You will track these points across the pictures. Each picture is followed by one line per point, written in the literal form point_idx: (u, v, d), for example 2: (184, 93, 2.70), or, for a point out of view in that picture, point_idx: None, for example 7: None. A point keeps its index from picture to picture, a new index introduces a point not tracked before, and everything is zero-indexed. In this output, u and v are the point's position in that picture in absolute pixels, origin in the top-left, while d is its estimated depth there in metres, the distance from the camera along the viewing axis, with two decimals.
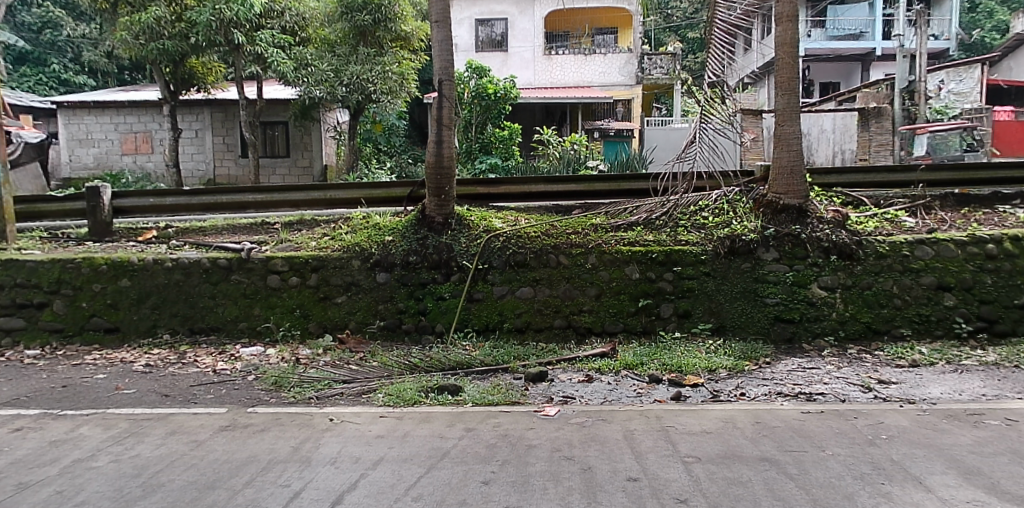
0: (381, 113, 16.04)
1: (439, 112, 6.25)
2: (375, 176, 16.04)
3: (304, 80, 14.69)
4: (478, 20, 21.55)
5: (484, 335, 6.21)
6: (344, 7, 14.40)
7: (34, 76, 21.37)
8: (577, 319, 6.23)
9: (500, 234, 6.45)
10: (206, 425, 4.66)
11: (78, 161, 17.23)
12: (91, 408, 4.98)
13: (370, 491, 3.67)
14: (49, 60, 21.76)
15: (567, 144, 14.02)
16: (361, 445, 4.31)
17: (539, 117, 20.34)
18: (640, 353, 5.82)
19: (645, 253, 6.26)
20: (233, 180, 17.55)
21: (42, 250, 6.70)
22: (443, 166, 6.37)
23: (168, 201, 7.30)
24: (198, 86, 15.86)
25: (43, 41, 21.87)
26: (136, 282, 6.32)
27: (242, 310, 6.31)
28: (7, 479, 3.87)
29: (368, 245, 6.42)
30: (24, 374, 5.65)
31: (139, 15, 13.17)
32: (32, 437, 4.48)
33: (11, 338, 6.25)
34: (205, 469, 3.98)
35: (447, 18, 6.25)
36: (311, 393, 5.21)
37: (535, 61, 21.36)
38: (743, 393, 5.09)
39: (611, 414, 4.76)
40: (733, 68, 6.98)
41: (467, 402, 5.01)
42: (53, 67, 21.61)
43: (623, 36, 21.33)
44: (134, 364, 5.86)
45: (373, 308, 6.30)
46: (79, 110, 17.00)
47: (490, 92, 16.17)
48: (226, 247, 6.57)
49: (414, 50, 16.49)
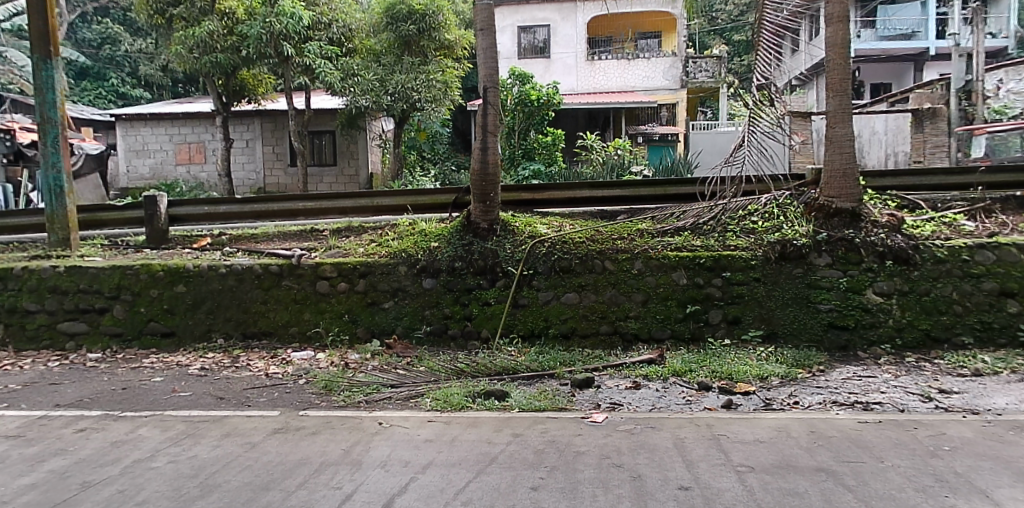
0: (425, 121, 16.18)
1: (484, 119, 6.30)
2: (419, 183, 16.18)
3: (350, 89, 14.84)
4: (520, 27, 21.64)
5: (529, 341, 6.20)
6: (390, 17, 14.80)
7: (94, 90, 22.28)
8: (624, 325, 6.16)
9: (545, 240, 6.43)
10: (259, 427, 4.75)
11: (135, 172, 17.84)
12: (150, 410, 5.13)
13: (421, 495, 3.69)
14: (108, 75, 22.71)
15: (610, 149, 13.91)
16: (410, 449, 4.33)
17: (581, 123, 20.27)
18: (688, 360, 5.73)
19: (693, 258, 6.17)
20: (283, 188, 17.95)
21: (103, 257, 6.93)
22: (488, 172, 6.41)
23: (222, 209, 7.54)
24: (248, 98, 16.31)
25: (102, 56, 22.82)
26: (192, 287, 6.48)
27: (293, 315, 6.43)
28: (73, 478, 4.00)
29: (415, 251, 6.48)
30: (87, 377, 5.86)
31: (193, 30, 13.62)
32: (95, 438, 4.63)
33: (75, 341, 6.49)
34: (260, 470, 4.06)
35: (492, 25, 6.30)
36: (361, 397, 5.27)
37: (578, 67, 21.39)
38: (796, 402, 4.96)
39: (661, 422, 4.69)
40: (782, 70, 6.88)
41: (515, 408, 5.00)
42: (112, 81, 22.52)
43: (666, 40, 21.64)
44: (190, 367, 6.02)
45: (420, 313, 6.34)
46: (136, 121, 17.61)
47: (534, 98, 16.23)
48: (278, 254, 6.71)
49: (458, 58, 16.64)
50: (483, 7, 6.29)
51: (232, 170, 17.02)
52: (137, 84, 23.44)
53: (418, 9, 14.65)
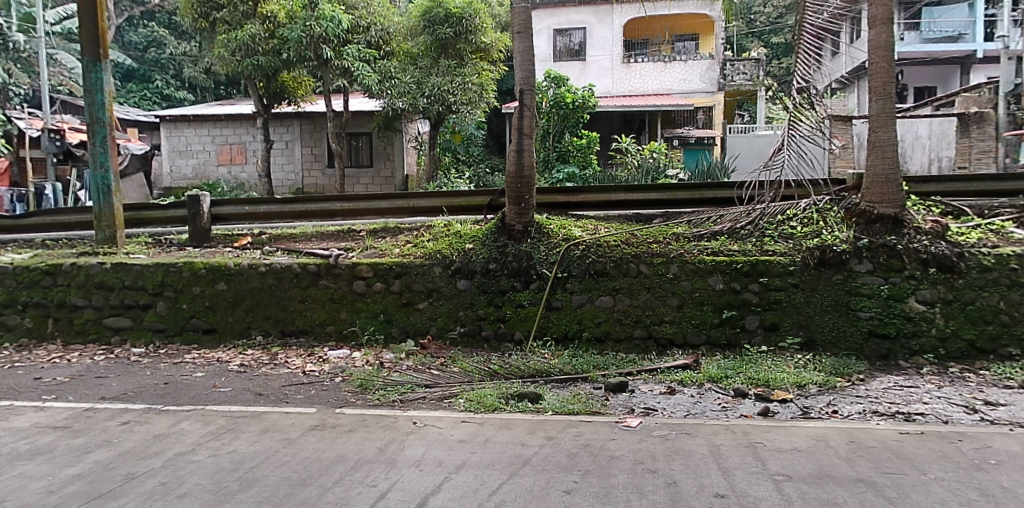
0: (460, 124, 16.22)
1: (520, 122, 6.31)
2: (455, 185, 16.27)
3: (387, 92, 15.02)
4: (556, 30, 21.67)
5: (562, 344, 6.19)
6: (427, 21, 14.87)
7: (140, 91, 22.93)
8: (658, 330, 6.11)
9: (580, 243, 6.43)
10: (297, 424, 4.83)
11: (178, 172, 18.28)
12: (191, 404, 5.25)
13: (454, 495, 3.71)
14: (153, 77, 23.38)
15: (646, 152, 13.81)
16: (443, 449, 4.36)
17: (617, 125, 20.33)
18: (725, 366, 5.67)
19: (730, 263, 6.11)
20: (320, 189, 18.23)
21: (147, 254, 7.10)
22: (524, 174, 6.43)
23: (262, 209, 7.69)
24: (289, 100, 16.60)
25: (148, 59, 23.53)
26: (232, 285, 6.62)
27: (330, 314, 6.52)
28: (118, 470, 4.11)
29: (449, 252, 6.53)
30: (131, 371, 6.02)
31: (236, 33, 13.94)
32: (139, 430, 4.76)
33: (120, 335, 6.68)
34: (297, 466, 4.13)
35: (529, 28, 6.30)
36: (395, 396, 5.33)
37: (614, 69, 21.31)
38: (835, 411, 4.87)
39: (695, 428, 4.64)
40: (823, 73, 6.77)
41: (548, 411, 5.00)
42: (157, 83, 23.17)
43: (703, 42, 21.33)
44: (229, 363, 6.14)
45: (454, 314, 6.37)
46: (180, 123, 18.05)
47: (569, 101, 16.17)
48: (316, 253, 6.81)
49: (494, 61, 16.65)
50: (521, 10, 6.29)
51: (271, 170, 17.35)
52: (181, 85, 24.06)
53: (455, 13, 14.73)
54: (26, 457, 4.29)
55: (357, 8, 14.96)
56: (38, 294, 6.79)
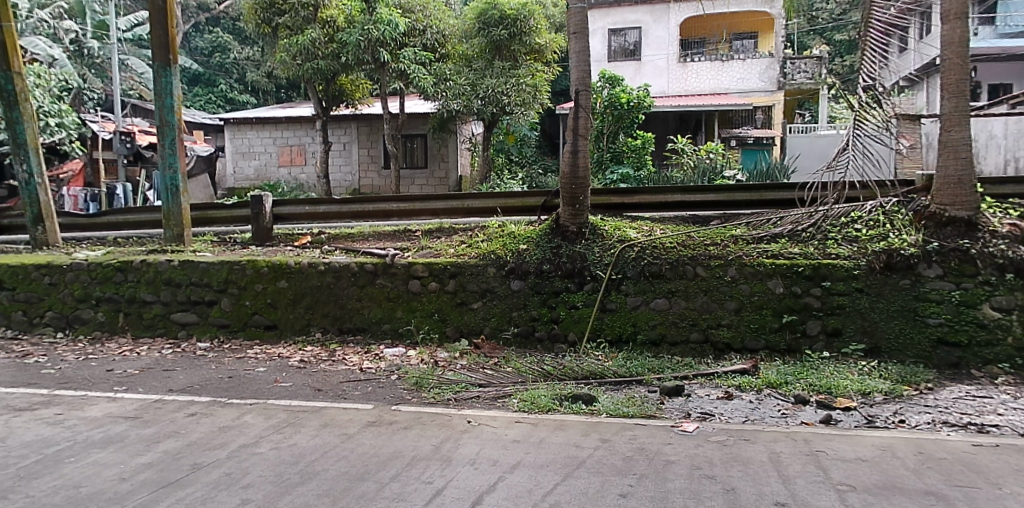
0: (514, 125, 16.26)
1: (576, 122, 6.28)
2: (508, 186, 16.33)
3: (442, 94, 15.24)
4: (611, 30, 21.47)
5: (617, 347, 6.14)
6: (482, 23, 14.92)
7: (205, 95, 23.87)
8: (715, 334, 6.00)
9: (635, 244, 6.35)
10: (354, 420, 4.93)
11: (241, 173, 18.85)
12: (254, 398, 5.42)
13: (509, 494, 3.72)
14: (218, 81, 24.31)
15: (702, 153, 13.55)
16: (498, 448, 4.38)
17: (672, 126, 20.13)
18: (785, 372, 5.53)
19: (791, 266, 5.95)
20: (376, 190, 18.54)
21: (213, 252, 7.35)
22: (578, 175, 6.40)
23: (322, 209, 7.95)
24: (346, 102, 16.96)
25: (213, 64, 24.52)
26: (293, 283, 6.78)
27: (386, 312, 6.63)
28: (185, 460, 4.26)
29: (503, 252, 6.54)
30: (197, 364, 6.26)
31: (298, 38, 14.37)
32: (205, 422, 4.93)
33: (187, 330, 6.95)
34: (355, 461, 4.21)
35: (585, 29, 6.28)
36: (450, 395, 5.37)
37: (670, 69, 20.99)
38: (902, 420, 4.69)
39: (755, 434, 4.54)
40: (891, 70, 6.52)
41: (603, 413, 4.97)
42: (222, 87, 23.99)
43: (764, 40, 20.96)
44: (290, 359, 6.31)
45: (508, 314, 6.40)
46: (243, 125, 18.65)
47: (624, 101, 16.03)
48: (373, 253, 6.92)
49: (548, 62, 16.59)
50: (577, 10, 6.28)
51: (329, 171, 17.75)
52: (245, 89, 24.95)
53: (510, 14, 14.76)
54: (100, 445, 4.49)
55: (414, 11, 15.30)
56: (110, 290, 7.11)
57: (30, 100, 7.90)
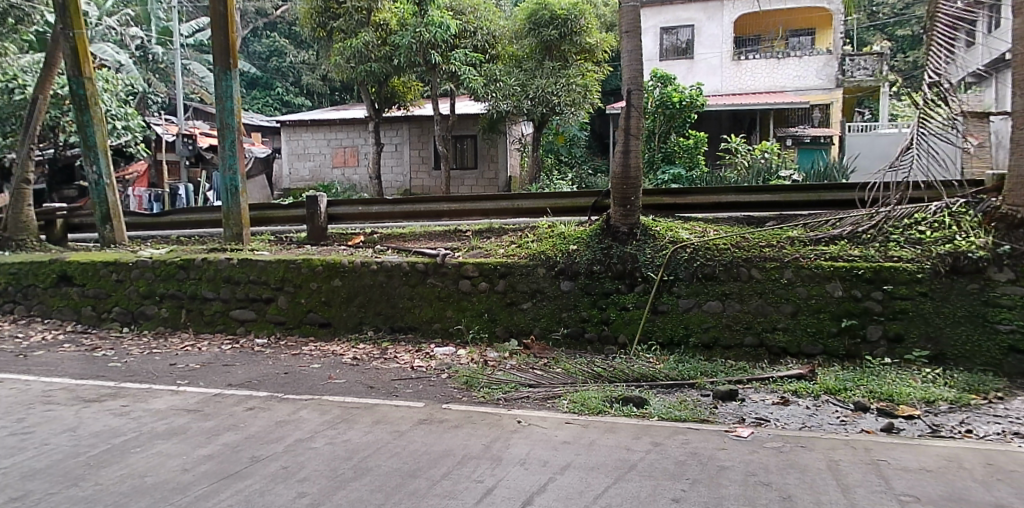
0: (564, 125, 16.23)
1: (627, 122, 6.23)
2: (557, 186, 16.30)
3: (492, 95, 15.25)
4: (663, 28, 21.18)
5: (668, 349, 6.07)
6: (533, 23, 15.00)
7: (263, 98, 24.65)
8: (771, 338, 5.87)
9: (687, 246, 6.24)
10: (405, 417, 5.00)
11: (296, 174, 19.33)
12: (309, 394, 5.55)
13: (560, 495, 3.72)
14: (275, 84, 25.07)
15: (756, 153, 13.26)
16: (548, 449, 4.38)
17: (726, 125, 19.79)
18: (844, 378, 5.37)
19: (850, 269, 5.77)
20: (427, 190, 18.75)
21: (269, 251, 7.55)
22: (630, 175, 6.35)
23: (374, 209, 8.04)
24: (398, 104, 17.20)
25: (270, 67, 25.29)
26: (346, 281, 6.90)
27: (437, 311, 6.70)
28: (245, 452, 4.39)
29: (554, 253, 6.53)
30: (255, 360, 6.45)
31: (351, 41, 14.69)
32: (263, 416, 5.08)
33: (245, 326, 7.17)
34: (407, 458, 4.27)
35: (638, 27, 6.22)
36: (500, 394, 5.40)
37: (723, 67, 20.64)
38: (970, 430, 4.50)
39: (812, 441, 4.42)
40: (958, 66, 6.24)
41: (654, 416, 4.92)
42: (278, 90, 24.75)
43: (821, 36, 20.45)
44: (343, 356, 6.44)
45: (558, 315, 6.39)
46: (299, 128, 19.13)
47: (676, 100, 15.82)
48: (424, 253, 7.00)
49: (599, 62, 16.51)
50: (630, 9, 6.21)
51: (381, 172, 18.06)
52: (300, 92, 25.61)
53: (560, 14, 14.75)
54: (164, 437, 4.67)
55: (464, 13, 15.40)
56: (173, 287, 7.38)
57: (100, 104, 8.28)
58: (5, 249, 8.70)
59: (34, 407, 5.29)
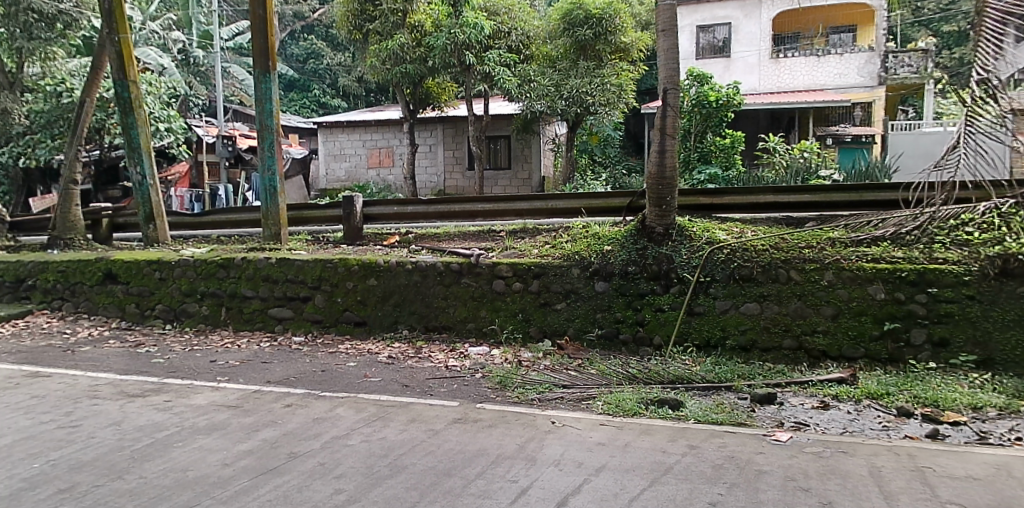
0: (598, 125, 16.16)
1: (663, 122, 6.17)
2: (591, 186, 16.26)
3: (527, 95, 15.33)
4: (699, 27, 20.97)
5: (704, 351, 6.01)
6: (567, 23, 14.96)
7: (300, 100, 25.09)
8: (811, 341, 5.76)
9: (724, 246, 6.15)
10: (440, 416, 5.03)
11: (333, 175, 19.61)
12: (345, 392, 5.62)
13: (595, 497, 3.70)
14: (312, 86, 25.50)
15: (795, 152, 13.07)
16: (583, 450, 4.36)
17: (763, 124, 19.50)
18: (887, 382, 5.24)
19: (893, 271, 5.63)
20: (460, 190, 18.85)
21: (307, 251, 7.67)
22: (666, 176, 6.29)
23: (410, 209, 8.04)
24: (433, 105, 17.30)
25: (308, 69, 25.75)
26: (382, 281, 6.97)
27: (471, 311, 6.73)
28: (283, 448, 4.47)
29: (588, 253, 6.50)
30: (293, 358, 6.55)
31: (387, 43, 14.87)
32: (300, 413, 5.16)
33: (283, 325, 7.30)
34: (442, 457, 4.29)
35: (674, 26, 6.17)
36: (534, 395, 5.40)
37: (761, 65, 20.31)
38: (1020, 438, 4.34)
39: (854, 447, 4.32)
40: (1010, 62, 5.98)
41: (690, 419, 4.86)
42: (315, 92, 25.19)
43: (862, 33, 20.02)
44: (379, 355, 6.51)
45: (592, 316, 6.37)
46: (335, 129, 19.40)
47: (713, 99, 15.68)
48: (458, 253, 7.03)
49: (634, 62, 16.42)
50: (666, 7, 6.16)
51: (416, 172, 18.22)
52: (336, 93, 25.98)
53: (595, 14, 14.71)
54: (205, 432, 4.78)
55: (499, 14, 15.37)
56: (214, 285, 7.54)
57: (144, 106, 8.50)
58: (54, 248, 9.00)
59: (82, 401, 5.46)
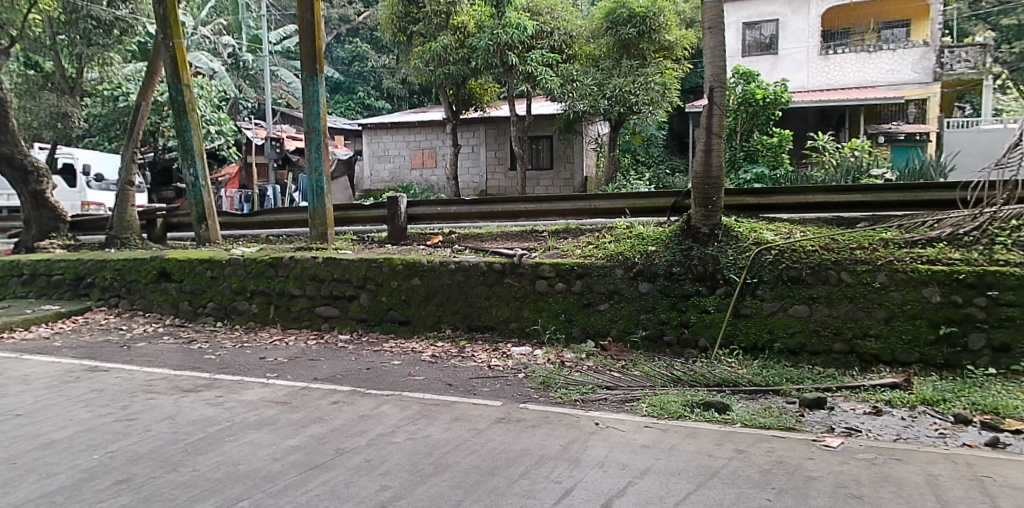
0: (641, 124, 16.02)
1: (709, 120, 6.11)
2: (634, 186, 16.09)
3: (569, 94, 15.27)
4: (746, 23, 20.52)
5: (751, 354, 5.91)
6: (611, 22, 14.88)
7: (346, 102, 25.63)
8: (862, 345, 5.62)
9: (772, 247, 6.04)
10: (483, 415, 5.06)
11: (377, 176, 19.89)
12: (390, 390, 5.70)
13: (640, 500, 3.67)
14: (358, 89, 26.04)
15: (846, 151, 12.77)
16: (627, 452, 4.34)
17: (812, 122, 19.06)
18: (943, 388, 5.08)
19: (950, 273, 5.44)
20: (502, 191, 18.91)
21: (352, 250, 7.81)
22: (712, 175, 6.22)
23: (452, 209, 8.13)
24: (475, 106, 17.34)
25: (353, 72, 26.24)
26: (426, 280, 7.04)
27: (514, 311, 6.75)
28: (330, 444, 4.56)
29: (632, 254, 6.45)
30: (338, 356, 6.68)
31: (431, 45, 15.02)
32: (346, 410, 5.25)
33: (329, 323, 7.44)
34: (486, 456, 4.32)
35: (720, 23, 6.10)
36: (577, 395, 5.39)
37: (810, 62, 19.79)
38: None
39: (908, 454, 4.20)
40: None
41: (737, 422, 4.79)
42: (360, 94, 25.70)
43: (916, 28, 19.60)
44: (422, 354, 6.59)
45: (636, 317, 6.32)
46: (379, 130, 19.67)
47: (760, 96, 15.44)
48: (501, 253, 7.06)
49: (678, 60, 16.21)
50: (712, 5, 6.10)
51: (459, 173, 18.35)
52: (380, 96, 26.45)
53: (639, 12, 14.59)
54: (255, 427, 4.90)
55: (541, 14, 15.37)
56: (263, 284, 7.73)
57: (197, 110, 8.75)
58: (111, 247, 9.35)
59: (138, 395, 5.65)
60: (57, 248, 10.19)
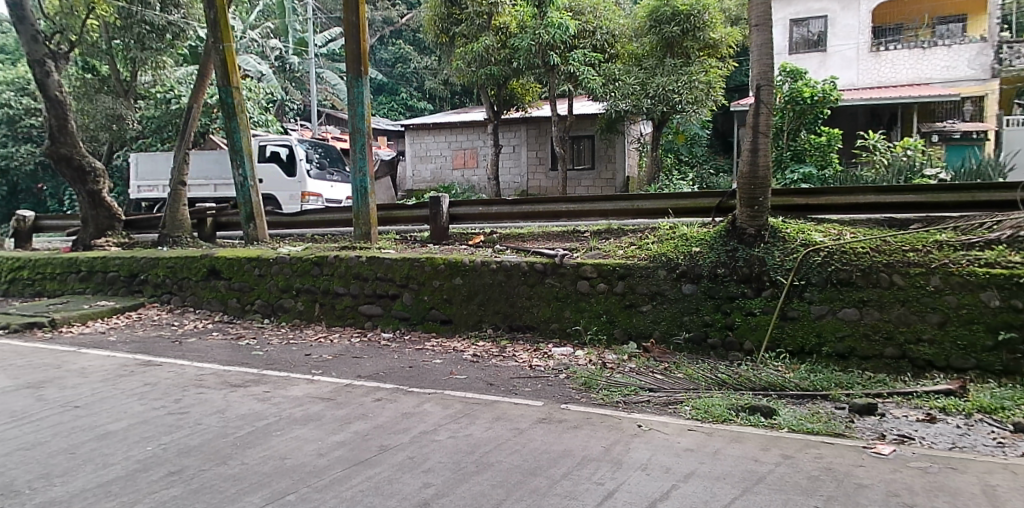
0: (685, 124, 15.86)
1: (756, 119, 6.01)
2: (677, 186, 15.96)
3: (611, 94, 15.22)
4: (793, 20, 20.06)
5: (799, 358, 5.80)
6: (654, 20, 14.73)
7: (388, 103, 26.02)
8: (915, 350, 5.46)
9: (820, 249, 5.91)
10: (525, 415, 5.08)
11: (419, 176, 20.10)
12: (432, 388, 5.77)
13: (683, 504, 3.64)
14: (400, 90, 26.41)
15: (898, 149, 12.41)
16: (670, 455, 4.30)
17: (862, 121, 18.57)
18: (1001, 396, 4.90)
19: (1010, 277, 5.24)
20: (543, 191, 18.91)
21: (395, 249, 7.91)
22: (758, 175, 6.12)
23: (494, 209, 8.18)
24: (517, 106, 17.37)
25: (396, 73, 26.58)
26: (467, 280, 7.08)
27: (555, 311, 6.75)
28: (374, 441, 4.63)
29: (675, 255, 6.38)
30: (382, 354, 6.78)
31: (473, 45, 15.13)
32: (390, 407, 5.33)
33: (372, 321, 7.56)
34: (528, 456, 4.33)
35: (768, 21, 5.99)
36: (619, 397, 5.37)
37: (859, 59, 19.25)
38: None
39: (964, 463, 4.06)
40: None
41: (783, 427, 4.70)
42: (403, 95, 26.06)
43: (974, 23, 19.02)
44: (464, 353, 6.65)
45: (679, 318, 6.27)
46: (422, 131, 19.87)
47: (807, 95, 15.10)
48: (543, 253, 7.07)
49: (723, 58, 15.94)
50: (759, 2, 6.00)
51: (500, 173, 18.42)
52: (423, 96, 26.78)
53: (683, 10, 14.42)
54: (301, 422, 5.01)
55: (583, 13, 15.33)
56: (309, 282, 7.88)
57: (246, 111, 8.98)
58: (163, 245, 9.67)
59: (189, 389, 5.84)
60: (113, 245, 10.63)
